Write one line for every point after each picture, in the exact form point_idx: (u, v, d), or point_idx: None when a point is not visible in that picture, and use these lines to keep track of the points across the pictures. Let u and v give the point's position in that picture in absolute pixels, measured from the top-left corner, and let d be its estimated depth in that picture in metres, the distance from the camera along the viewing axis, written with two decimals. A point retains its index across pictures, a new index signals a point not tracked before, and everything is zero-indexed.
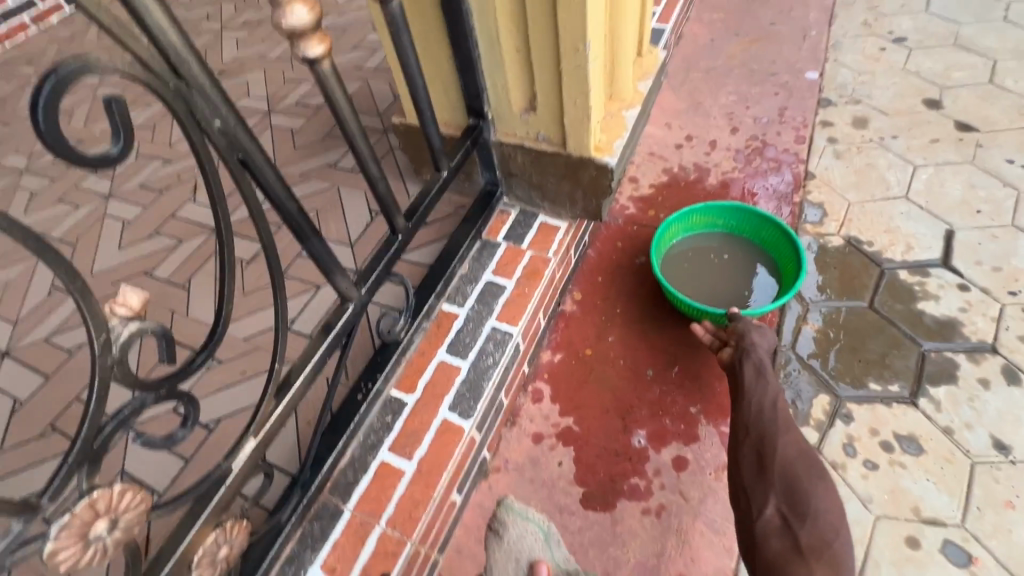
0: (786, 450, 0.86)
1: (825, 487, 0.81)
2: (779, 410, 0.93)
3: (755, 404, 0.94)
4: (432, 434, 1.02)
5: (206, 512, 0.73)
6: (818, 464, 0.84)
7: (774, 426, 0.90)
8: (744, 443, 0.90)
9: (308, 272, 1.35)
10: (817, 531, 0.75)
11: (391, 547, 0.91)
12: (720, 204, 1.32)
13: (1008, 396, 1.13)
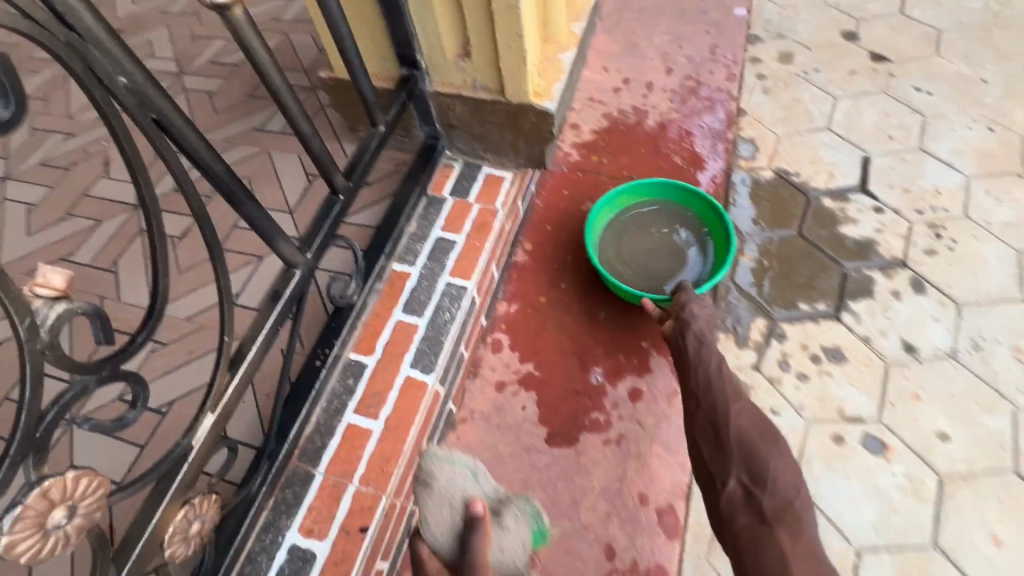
0: (738, 421, 0.87)
1: (780, 449, 0.82)
2: (728, 382, 0.94)
3: (704, 378, 0.95)
4: (396, 392, 1.03)
5: (171, 490, 0.72)
6: (769, 428, 0.86)
7: (724, 398, 0.91)
8: (699, 419, 0.91)
9: (248, 244, 1.29)
10: (776, 494, 0.76)
11: (366, 503, 0.93)
12: (647, 182, 1.32)
13: (916, 303, 1.25)
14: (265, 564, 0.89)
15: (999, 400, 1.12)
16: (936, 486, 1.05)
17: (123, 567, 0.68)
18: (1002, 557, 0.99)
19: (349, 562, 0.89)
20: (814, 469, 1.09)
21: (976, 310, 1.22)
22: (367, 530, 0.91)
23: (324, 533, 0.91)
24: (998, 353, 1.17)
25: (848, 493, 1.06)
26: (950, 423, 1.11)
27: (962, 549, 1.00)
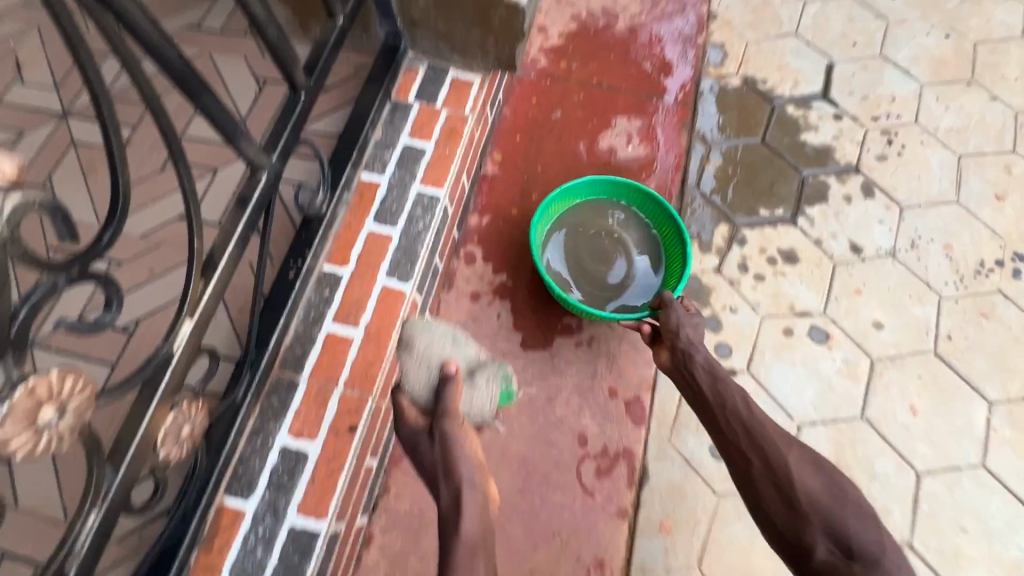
0: (797, 469, 0.79)
1: (851, 497, 0.75)
2: (768, 424, 0.85)
3: (739, 423, 0.86)
4: (375, 301, 1.03)
5: (158, 394, 0.72)
6: (829, 474, 0.78)
7: (772, 444, 0.82)
8: (748, 470, 0.82)
9: (207, 156, 1.24)
10: (869, 560, 0.69)
11: (353, 405, 0.96)
12: (574, 183, 1.25)
13: (864, 207, 1.33)
14: (257, 465, 0.91)
15: (928, 292, 1.23)
16: (868, 367, 1.18)
17: (119, 468, 0.68)
18: (917, 424, 1.13)
19: (342, 458, 0.92)
20: (766, 359, 1.19)
21: (917, 212, 1.31)
22: (357, 428, 0.94)
23: (314, 434, 0.93)
24: (932, 250, 1.27)
25: (793, 377, 1.18)
26: (885, 314, 1.22)
27: (885, 420, 1.13)
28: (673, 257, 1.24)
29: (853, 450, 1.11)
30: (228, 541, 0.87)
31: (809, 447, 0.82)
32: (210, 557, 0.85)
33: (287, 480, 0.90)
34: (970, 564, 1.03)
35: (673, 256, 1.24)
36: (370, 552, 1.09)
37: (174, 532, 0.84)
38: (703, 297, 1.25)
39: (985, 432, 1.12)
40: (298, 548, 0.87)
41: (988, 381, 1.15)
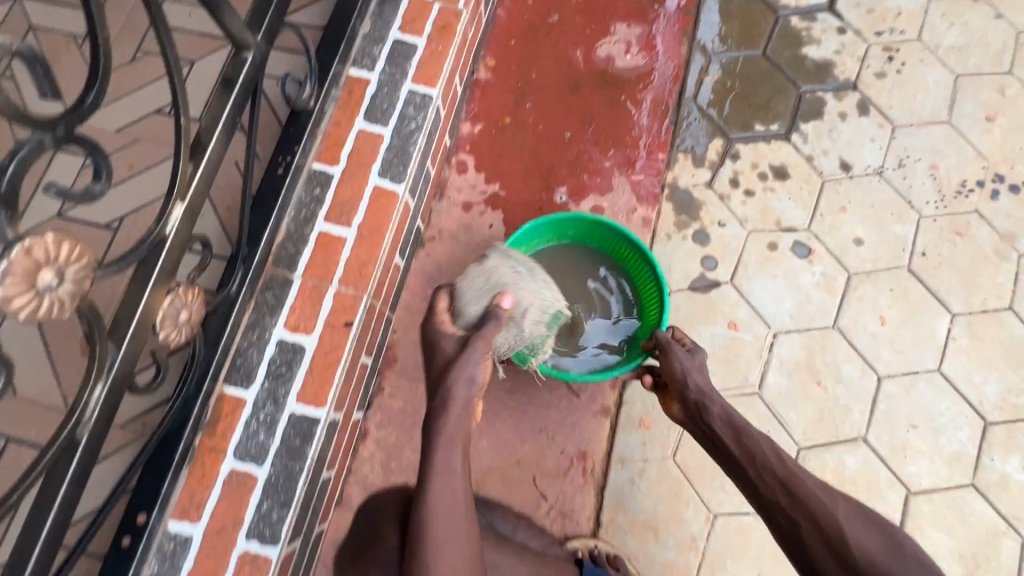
0: (848, 523, 0.75)
1: (910, 554, 0.72)
2: (806, 477, 0.81)
3: (777, 479, 0.82)
4: (367, 201, 1.01)
5: (155, 276, 0.72)
6: (878, 525, 0.76)
7: (817, 498, 0.78)
8: (796, 530, 0.78)
9: (194, 48, 1.18)
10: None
11: (348, 302, 0.97)
12: (522, 232, 1.09)
13: (857, 125, 1.33)
14: (255, 357, 0.93)
15: (909, 210, 1.27)
16: (845, 281, 1.23)
17: (121, 345, 0.70)
18: (884, 332, 1.20)
19: (338, 351, 0.94)
20: (748, 271, 1.24)
21: (908, 131, 1.32)
22: (352, 324, 0.96)
23: (310, 328, 0.95)
24: (917, 169, 1.29)
25: (773, 289, 1.23)
26: (866, 230, 1.26)
27: (855, 329, 1.20)
28: (646, 284, 1.13)
29: (822, 356, 1.18)
30: (231, 425, 0.90)
31: (853, 499, 0.79)
32: (214, 440, 0.89)
33: (285, 370, 0.93)
34: (915, 455, 1.13)
35: (645, 284, 1.13)
36: (366, 444, 1.14)
37: (177, 416, 0.87)
38: (693, 212, 1.28)
39: (945, 341, 1.19)
40: (299, 432, 0.91)
41: (954, 295, 1.22)
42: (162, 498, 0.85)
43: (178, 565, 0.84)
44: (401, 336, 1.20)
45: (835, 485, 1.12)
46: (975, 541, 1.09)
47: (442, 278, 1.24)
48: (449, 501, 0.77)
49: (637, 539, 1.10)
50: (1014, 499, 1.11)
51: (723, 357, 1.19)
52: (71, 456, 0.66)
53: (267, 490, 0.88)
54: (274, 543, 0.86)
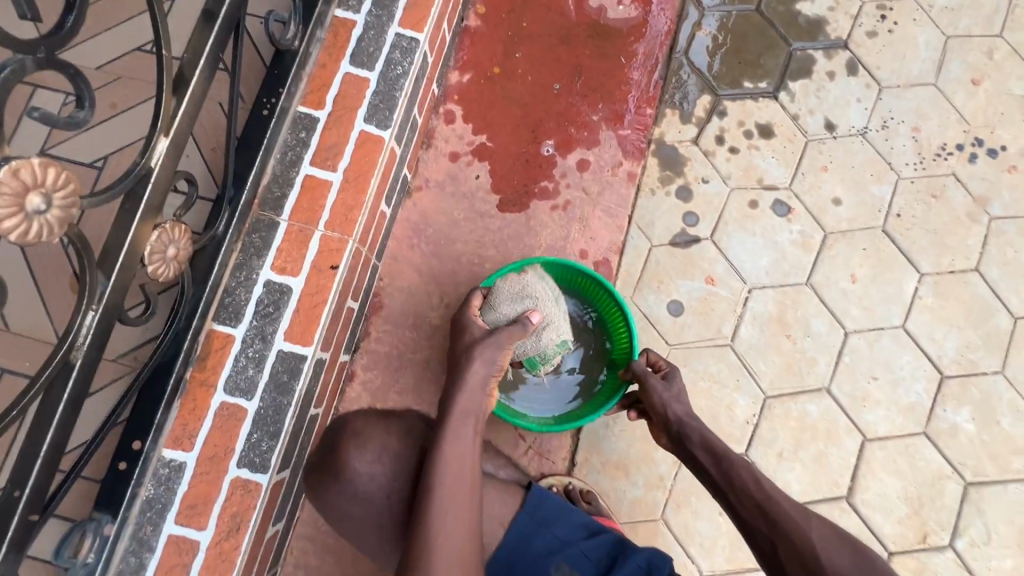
0: (820, 541, 0.75)
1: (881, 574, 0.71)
2: (781, 498, 0.81)
3: (752, 503, 0.82)
4: (352, 146, 1.01)
5: (141, 210, 0.74)
6: (850, 543, 0.75)
7: (791, 521, 0.78)
8: (771, 552, 0.78)
9: None
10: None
11: (334, 246, 0.98)
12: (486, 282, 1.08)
13: (845, 84, 1.33)
14: (243, 297, 0.95)
15: (889, 172, 1.29)
16: (821, 240, 1.26)
17: (110, 275, 0.72)
18: (854, 290, 1.24)
19: (324, 293, 0.97)
20: (728, 228, 1.27)
21: (894, 93, 1.33)
22: (338, 267, 0.98)
23: (297, 270, 0.97)
24: (900, 131, 1.31)
25: (751, 246, 1.26)
26: (845, 190, 1.29)
27: (827, 285, 1.24)
28: (611, 311, 1.15)
29: (794, 311, 1.23)
30: (220, 360, 0.93)
31: (828, 519, 0.79)
32: (204, 374, 0.93)
33: (273, 310, 0.95)
34: (873, 404, 1.20)
35: (611, 311, 1.15)
36: (353, 386, 1.19)
37: (169, 350, 0.89)
38: (678, 168, 1.29)
39: (911, 299, 1.24)
40: (286, 369, 0.94)
41: (924, 255, 1.26)
42: (156, 426, 0.89)
43: (173, 488, 0.89)
44: (387, 283, 1.23)
45: (798, 431, 1.19)
46: (921, 484, 1.17)
47: (428, 228, 1.26)
48: (462, 472, 0.79)
49: (609, 478, 1.17)
50: (961, 446, 1.19)
51: (699, 311, 1.23)
52: (66, 377, 0.69)
53: (257, 422, 0.92)
54: (264, 471, 0.91)
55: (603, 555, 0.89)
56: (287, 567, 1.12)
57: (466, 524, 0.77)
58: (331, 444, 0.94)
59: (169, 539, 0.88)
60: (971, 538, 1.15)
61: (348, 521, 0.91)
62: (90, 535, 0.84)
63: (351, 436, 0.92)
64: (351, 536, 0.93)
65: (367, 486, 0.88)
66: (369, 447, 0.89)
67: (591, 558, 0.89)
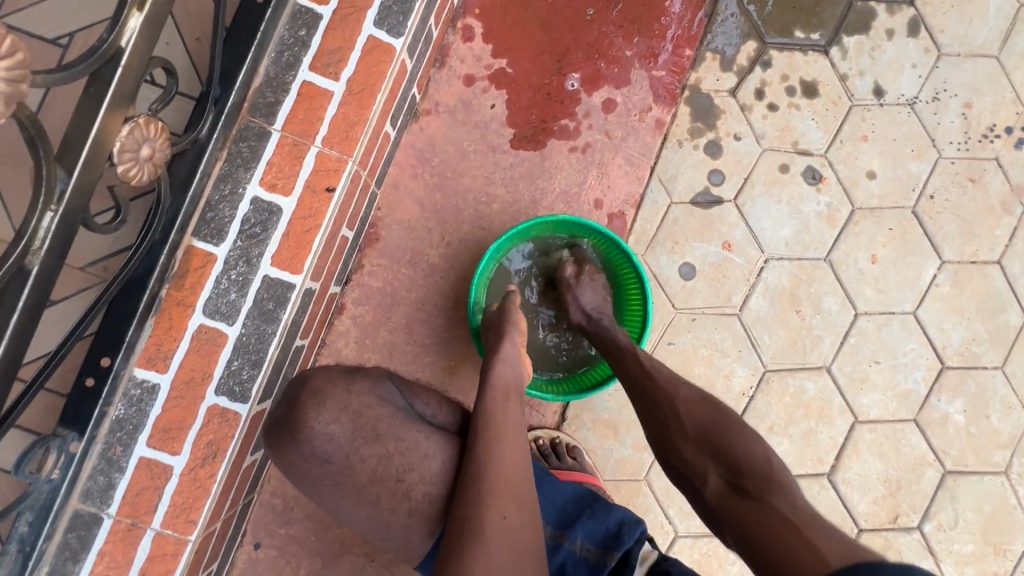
0: (686, 404, 0.82)
1: (737, 426, 0.78)
2: (658, 373, 0.88)
3: (639, 377, 0.89)
4: (358, 53, 0.89)
5: (109, 98, 0.63)
6: (715, 408, 0.82)
7: (665, 392, 0.84)
8: (647, 414, 0.85)
9: None
10: (754, 469, 0.71)
11: (332, 166, 0.88)
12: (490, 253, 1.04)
13: (903, 46, 1.21)
14: (227, 212, 0.86)
15: (930, 149, 1.21)
16: (848, 215, 1.20)
17: (72, 172, 0.62)
18: (872, 270, 1.20)
19: (318, 218, 0.88)
20: (754, 191, 1.19)
21: (953, 62, 1.22)
22: (335, 191, 0.89)
23: (289, 189, 0.87)
24: (950, 105, 1.21)
25: (775, 213, 1.19)
26: (881, 164, 1.20)
27: (845, 263, 1.19)
28: (622, 268, 1.10)
29: (807, 286, 1.18)
30: (200, 280, 0.85)
31: (698, 388, 0.86)
32: (182, 293, 0.85)
33: (259, 232, 0.86)
34: (870, 388, 1.19)
35: (622, 269, 1.10)
36: (342, 320, 1.13)
37: (142, 264, 0.81)
38: (710, 120, 1.19)
39: (928, 286, 1.20)
40: (272, 296, 0.87)
41: (949, 243, 1.21)
42: (127, 345, 0.82)
43: (145, 410, 0.84)
44: (385, 214, 1.14)
45: (791, 407, 1.17)
46: (901, 468, 1.18)
47: (433, 157, 1.15)
48: (507, 412, 0.84)
49: (597, 436, 1.15)
50: (947, 436, 1.19)
51: (711, 276, 1.17)
52: (21, 284, 0.61)
53: (238, 349, 0.86)
54: (243, 401, 0.87)
55: (568, 502, 0.87)
56: (263, 494, 1.10)
57: (516, 454, 0.80)
58: (287, 395, 0.81)
59: (141, 461, 0.84)
60: (939, 522, 1.18)
61: (312, 483, 0.80)
62: (54, 451, 0.79)
63: (308, 394, 0.78)
64: (315, 498, 0.82)
65: (326, 447, 0.77)
66: (327, 406, 0.77)
67: (556, 503, 0.86)
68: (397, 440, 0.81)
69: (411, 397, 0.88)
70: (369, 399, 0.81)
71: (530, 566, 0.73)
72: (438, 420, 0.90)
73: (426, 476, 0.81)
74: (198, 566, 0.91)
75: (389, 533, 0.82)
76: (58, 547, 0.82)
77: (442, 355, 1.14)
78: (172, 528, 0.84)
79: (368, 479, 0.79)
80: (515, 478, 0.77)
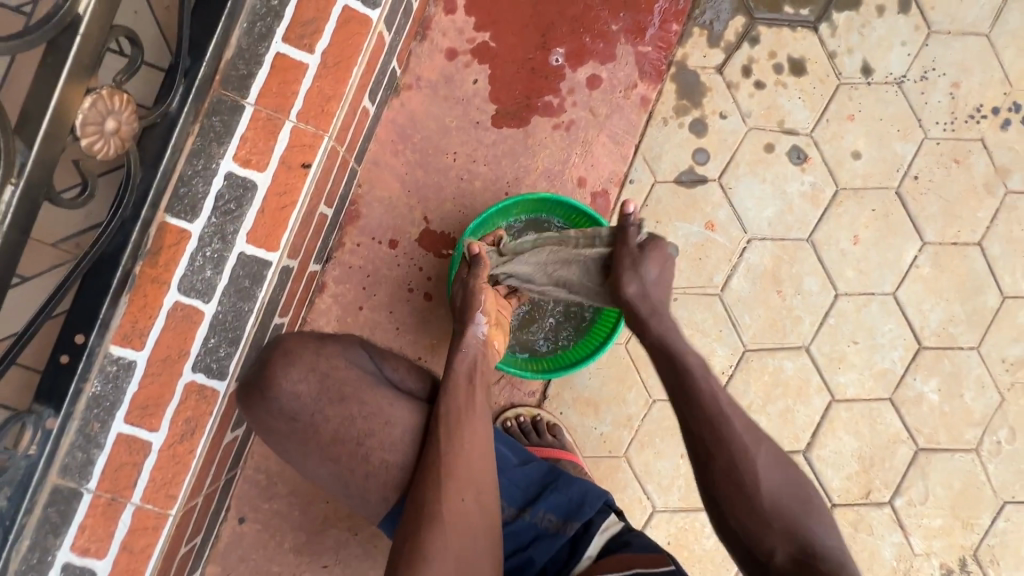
0: (765, 466, 0.73)
1: (817, 509, 0.71)
2: (735, 416, 0.75)
3: (708, 415, 0.75)
4: (333, 25, 0.86)
5: (68, 68, 0.62)
6: (790, 471, 0.74)
7: (741, 446, 0.73)
8: (708, 459, 0.74)
9: None
10: (831, 558, 0.66)
11: (307, 142, 0.87)
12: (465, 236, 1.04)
13: (893, 23, 1.19)
14: (201, 188, 0.85)
15: (916, 129, 1.20)
16: (831, 195, 1.19)
17: (32, 145, 0.61)
18: (854, 251, 1.20)
19: (293, 194, 0.87)
20: (739, 171, 1.18)
21: (942, 40, 1.20)
22: (310, 167, 0.87)
23: (263, 164, 0.85)
24: (938, 85, 1.20)
25: (759, 192, 1.18)
26: (867, 144, 1.20)
27: (827, 244, 1.19)
28: None
29: (789, 266, 1.19)
30: (174, 257, 0.84)
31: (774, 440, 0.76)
32: (156, 270, 0.84)
33: (234, 208, 0.85)
34: (847, 367, 1.20)
35: None
36: (323, 298, 1.12)
37: (113, 240, 0.80)
38: (696, 98, 1.17)
39: (908, 267, 1.21)
40: (248, 273, 0.86)
41: (930, 224, 1.21)
42: (101, 322, 0.82)
43: (121, 387, 0.84)
44: (365, 191, 1.13)
45: (769, 385, 1.19)
46: (876, 445, 1.21)
47: (415, 133, 1.13)
48: (469, 395, 0.82)
49: (578, 413, 1.16)
50: (921, 415, 1.22)
51: (693, 256, 1.17)
52: None
53: (214, 326, 0.86)
54: (221, 377, 0.87)
55: (532, 483, 0.86)
56: (247, 470, 1.11)
57: (476, 442, 0.78)
58: (261, 356, 0.81)
59: (119, 438, 0.84)
60: (910, 497, 1.21)
61: (278, 439, 0.80)
62: (30, 427, 0.80)
63: (279, 353, 0.79)
64: (281, 453, 0.82)
65: (292, 405, 0.77)
66: (296, 364, 0.78)
67: (520, 486, 0.85)
68: (362, 404, 0.79)
69: (381, 362, 0.87)
70: (338, 362, 0.80)
71: (486, 546, 0.74)
72: (406, 385, 0.88)
73: (387, 443, 0.80)
74: (181, 540, 0.93)
75: (350, 490, 0.81)
76: (38, 521, 0.83)
77: (424, 334, 1.14)
78: (152, 503, 0.85)
79: (330, 439, 0.78)
80: (475, 461, 0.77)
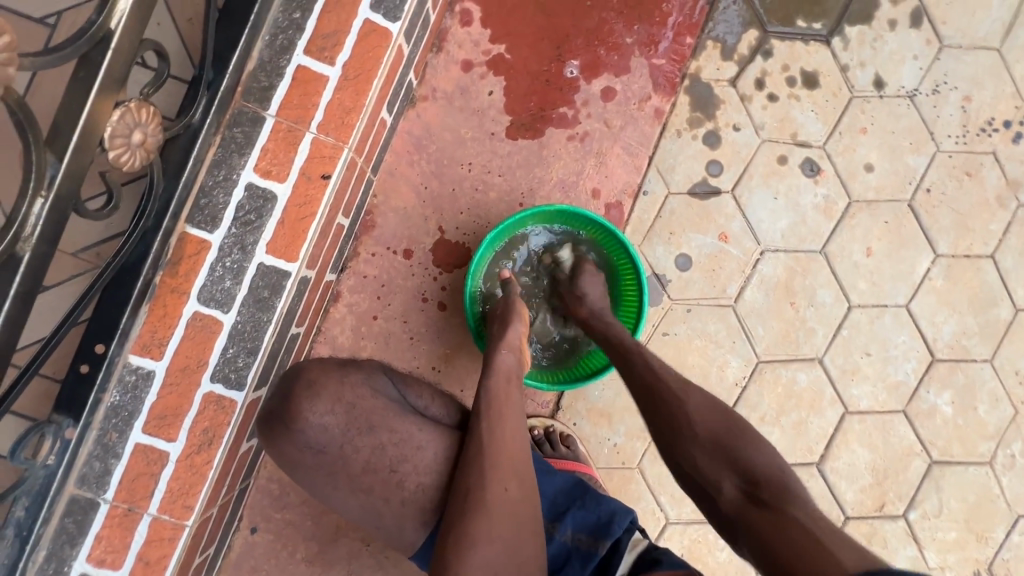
0: (699, 412, 0.80)
1: (758, 442, 0.75)
2: (663, 375, 0.86)
3: (648, 383, 0.86)
4: (354, 38, 0.86)
5: (98, 81, 0.63)
6: (724, 413, 0.80)
7: (675, 399, 0.82)
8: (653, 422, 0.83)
9: None
10: (769, 480, 0.70)
11: (327, 153, 0.87)
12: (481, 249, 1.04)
13: (905, 37, 1.20)
14: (221, 199, 0.85)
15: (928, 142, 1.21)
16: (844, 208, 1.20)
17: (62, 158, 0.62)
18: (867, 263, 1.20)
19: (313, 206, 0.87)
20: (752, 182, 1.18)
21: (954, 54, 1.21)
22: (330, 178, 0.88)
23: (283, 176, 0.86)
24: (950, 98, 1.21)
25: (772, 205, 1.19)
26: (879, 157, 1.20)
27: (840, 256, 1.20)
28: (619, 259, 1.10)
29: (802, 278, 1.19)
30: (194, 267, 0.85)
31: (710, 393, 0.84)
32: (176, 280, 0.84)
33: (254, 219, 0.86)
34: (861, 379, 1.20)
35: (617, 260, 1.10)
36: (337, 307, 1.12)
37: (136, 251, 0.81)
38: (710, 110, 1.18)
39: (921, 279, 1.21)
40: (267, 284, 0.87)
41: (943, 237, 1.21)
42: (121, 332, 0.82)
43: (140, 397, 0.84)
44: (381, 201, 1.13)
45: (783, 397, 1.19)
46: (890, 458, 1.21)
47: (430, 144, 1.14)
48: (507, 394, 0.84)
49: (591, 424, 1.16)
50: (935, 427, 1.21)
51: (706, 267, 1.18)
52: (13, 269, 0.61)
53: (233, 337, 0.86)
54: (239, 388, 0.87)
55: (559, 497, 0.86)
56: (260, 479, 1.11)
57: (515, 433, 0.81)
58: (281, 387, 0.80)
59: (137, 447, 0.84)
60: (924, 510, 1.21)
61: (306, 471, 0.80)
62: (49, 437, 0.79)
63: (302, 386, 0.77)
64: (310, 488, 0.82)
65: (321, 438, 0.77)
66: (321, 397, 0.77)
67: (547, 498, 0.86)
68: (391, 431, 0.80)
69: (404, 388, 0.88)
70: (364, 391, 0.80)
71: (529, 536, 0.75)
72: (431, 412, 0.89)
73: (420, 466, 0.81)
74: (195, 551, 0.93)
75: (382, 521, 0.82)
76: (55, 531, 0.82)
77: (438, 343, 1.14)
78: (168, 513, 0.85)
79: (362, 470, 0.79)
80: (515, 453, 0.79)
